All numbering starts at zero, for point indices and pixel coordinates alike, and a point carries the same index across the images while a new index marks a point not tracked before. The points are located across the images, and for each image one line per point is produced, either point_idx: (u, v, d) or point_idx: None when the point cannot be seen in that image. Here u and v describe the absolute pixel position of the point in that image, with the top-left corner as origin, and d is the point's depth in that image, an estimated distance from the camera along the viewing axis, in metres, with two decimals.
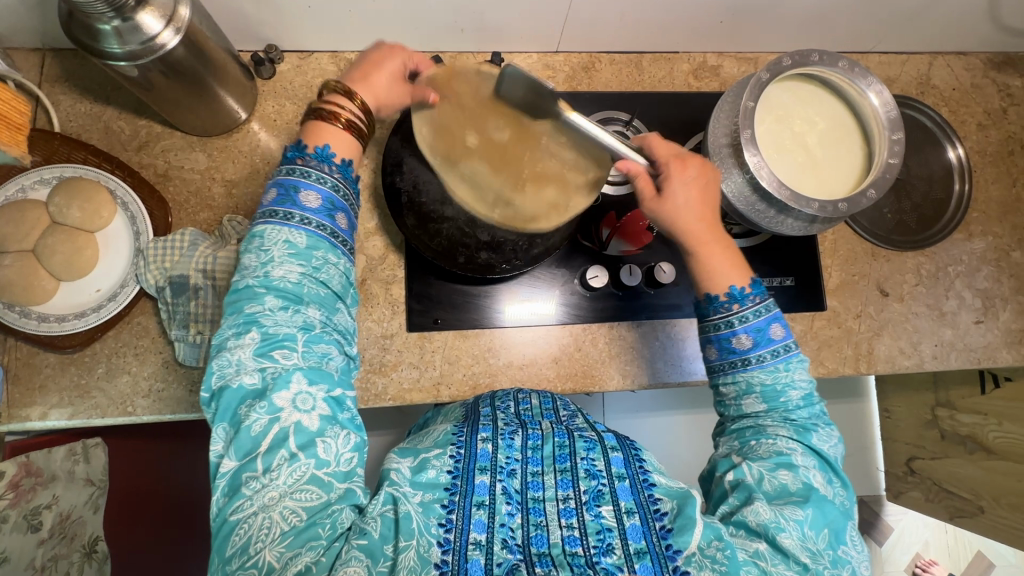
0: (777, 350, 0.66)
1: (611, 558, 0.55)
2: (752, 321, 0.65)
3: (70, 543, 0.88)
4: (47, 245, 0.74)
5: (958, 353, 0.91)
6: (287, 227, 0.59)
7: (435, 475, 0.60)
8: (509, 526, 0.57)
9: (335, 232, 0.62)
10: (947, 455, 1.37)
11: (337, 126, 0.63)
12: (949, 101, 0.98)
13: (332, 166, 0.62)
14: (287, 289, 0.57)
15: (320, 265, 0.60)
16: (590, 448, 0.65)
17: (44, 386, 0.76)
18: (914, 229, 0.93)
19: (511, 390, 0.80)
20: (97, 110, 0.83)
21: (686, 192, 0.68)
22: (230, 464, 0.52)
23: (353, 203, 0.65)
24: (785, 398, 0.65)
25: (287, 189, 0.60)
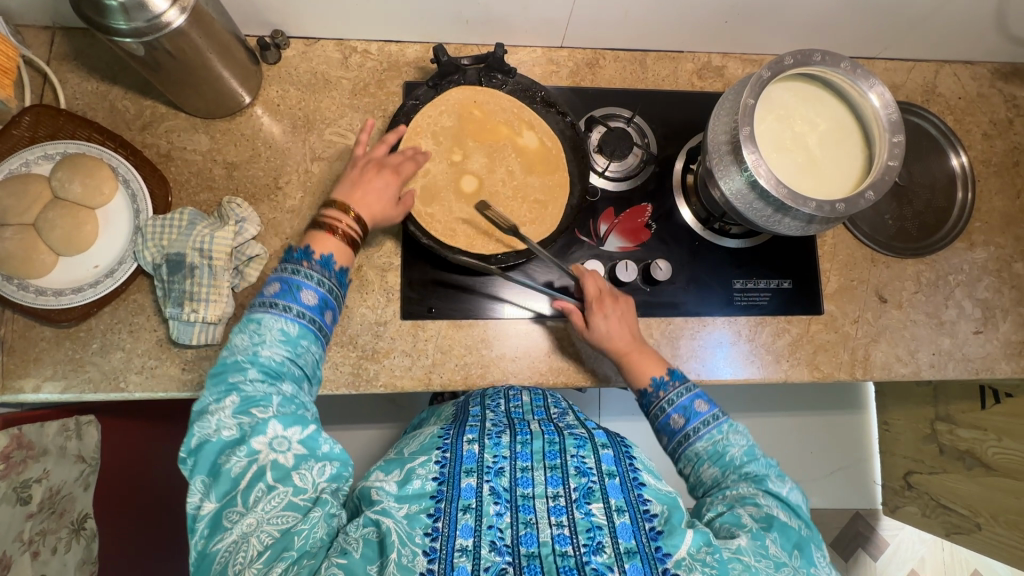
0: (707, 420, 0.72)
1: (601, 557, 0.54)
2: (678, 400, 0.73)
3: (58, 519, 0.89)
4: (47, 219, 0.74)
5: (956, 363, 0.90)
6: (280, 318, 0.64)
7: (421, 484, 0.59)
8: (498, 527, 0.55)
9: (323, 326, 0.67)
10: (945, 470, 1.35)
11: (334, 237, 0.69)
12: (955, 110, 0.97)
13: (331, 271, 0.68)
14: (271, 366, 0.61)
15: (303, 352, 0.64)
16: (579, 446, 0.65)
17: (38, 359, 0.77)
18: (914, 236, 0.92)
19: (500, 389, 0.81)
20: (103, 89, 0.84)
21: (608, 326, 0.77)
22: (210, 505, 0.54)
23: (343, 302, 0.70)
24: (729, 456, 0.69)
25: (289, 286, 0.65)
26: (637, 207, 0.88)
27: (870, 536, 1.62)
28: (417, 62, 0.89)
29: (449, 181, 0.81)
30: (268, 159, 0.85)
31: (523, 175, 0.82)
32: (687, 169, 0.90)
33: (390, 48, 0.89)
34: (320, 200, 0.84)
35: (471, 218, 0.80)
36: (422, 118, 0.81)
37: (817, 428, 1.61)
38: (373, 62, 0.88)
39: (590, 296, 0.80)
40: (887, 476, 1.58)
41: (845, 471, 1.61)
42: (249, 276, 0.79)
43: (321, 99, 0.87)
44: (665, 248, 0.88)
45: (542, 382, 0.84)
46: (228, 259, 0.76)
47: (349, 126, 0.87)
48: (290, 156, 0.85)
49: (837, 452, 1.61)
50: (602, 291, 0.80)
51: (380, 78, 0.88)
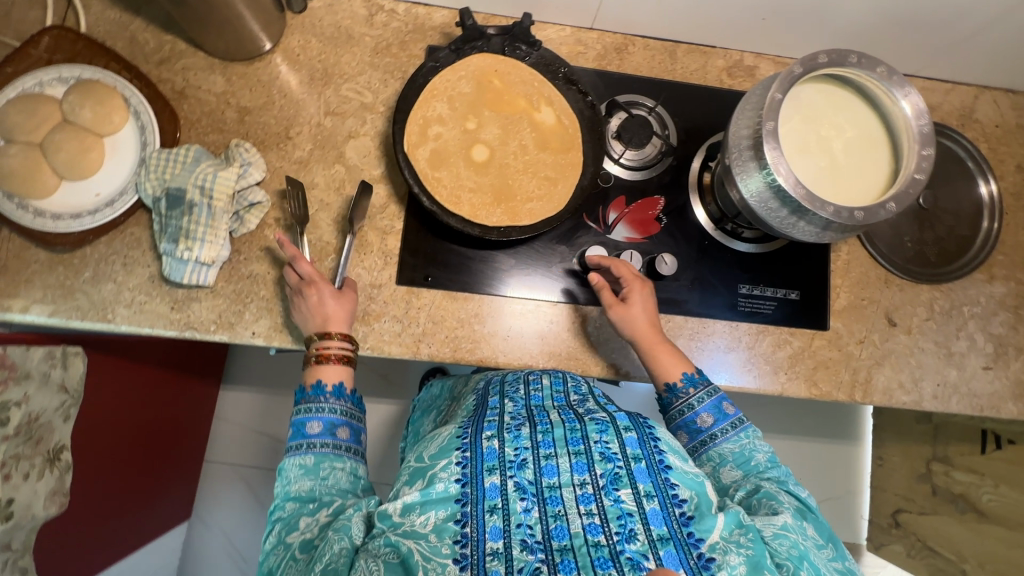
0: (734, 423, 0.72)
1: (634, 545, 0.54)
2: (708, 401, 0.73)
3: (34, 446, 0.88)
4: (54, 140, 0.74)
5: (960, 397, 0.86)
6: (303, 454, 0.68)
7: (445, 488, 0.58)
8: (527, 524, 0.55)
9: (340, 444, 0.70)
10: (936, 512, 1.31)
11: (330, 361, 0.73)
12: (990, 138, 0.94)
13: (328, 394, 0.72)
14: (303, 496, 0.65)
15: (326, 474, 0.67)
16: (602, 431, 0.63)
17: (30, 281, 0.76)
18: (933, 262, 0.89)
19: (519, 372, 0.79)
20: (125, 19, 0.83)
21: (642, 304, 0.77)
22: None
23: (356, 415, 0.73)
24: (754, 461, 0.70)
25: (297, 425, 0.70)
26: (651, 198, 0.86)
27: None
28: (442, 28, 0.87)
29: (459, 148, 0.79)
30: (282, 109, 0.83)
31: (535, 152, 0.80)
32: (705, 168, 0.88)
33: (417, 11, 0.87)
34: (329, 154, 0.83)
35: (477, 187, 0.78)
36: (440, 81, 0.79)
37: (808, 455, 1.58)
38: (398, 23, 0.87)
39: (624, 276, 0.79)
40: (875, 512, 1.54)
41: (832, 502, 1.58)
42: (248, 223, 0.78)
43: (342, 54, 0.86)
44: (673, 243, 0.86)
45: (532, 364, 0.82)
46: (228, 201, 0.76)
47: (367, 84, 0.85)
48: (303, 108, 0.84)
49: (826, 481, 1.58)
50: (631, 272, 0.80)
51: (403, 39, 0.86)
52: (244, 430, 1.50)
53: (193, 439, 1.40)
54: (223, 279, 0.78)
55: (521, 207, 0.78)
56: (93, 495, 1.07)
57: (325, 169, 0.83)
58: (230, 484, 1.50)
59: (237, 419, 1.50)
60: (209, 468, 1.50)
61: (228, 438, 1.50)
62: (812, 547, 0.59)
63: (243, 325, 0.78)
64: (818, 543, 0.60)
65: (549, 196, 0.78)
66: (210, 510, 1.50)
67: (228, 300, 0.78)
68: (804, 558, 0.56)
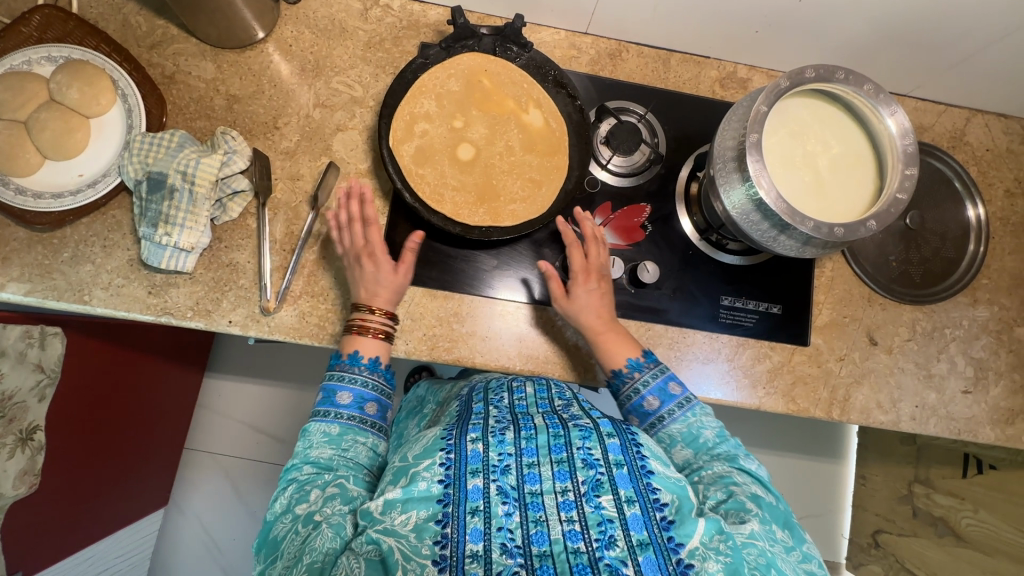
0: (681, 403, 0.73)
1: (613, 552, 0.54)
2: (653, 382, 0.74)
3: (7, 425, 0.88)
4: (39, 119, 0.74)
5: (939, 420, 0.86)
6: (329, 422, 0.70)
7: (427, 487, 0.57)
8: (507, 529, 0.55)
9: (365, 419, 0.72)
10: (916, 534, 1.30)
11: (365, 335, 0.74)
12: (980, 162, 0.94)
13: (362, 366, 0.73)
14: (324, 461, 0.67)
15: (348, 445, 0.69)
16: (585, 437, 0.62)
17: (7, 259, 0.76)
18: (917, 282, 0.89)
19: (503, 379, 0.79)
20: (119, 2, 0.83)
21: (587, 298, 0.77)
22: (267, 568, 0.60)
23: (386, 391, 0.75)
24: (702, 438, 0.70)
25: (328, 392, 0.72)
26: (637, 204, 0.86)
27: None
28: (437, 25, 0.87)
29: (446, 146, 0.79)
30: (271, 99, 0.83)
31: (522, 153, 0.80)
32: (692, 177, 0.87)
33: (413, 7, 0.87)
34: (315, 146, 0.83)
35: (460, 185, 0.78)
36: (429, 78, 0.79)
37: (790, 471, 1.58)
38: (393, 19, 0.87)
39: (577, 266, 0.79)
40: (855, 531, 1.54)
41: (814, 519, 1.57)
42: (230, 210, 0.78)
43: (334, 47, 0.85)
44: (657, 252, 0.86)
45: (509, 366, 0.81)
46: (211, 187, 0.75)
47: (358, 78, 0.85)
48: (293, 98, 0.84)
49: (807, 498, 1.58)
50: (589, 264, 0.79)
51: (397, 35, 0.86)
52: (226, 420, 1.50)
53: (168, 429, 1.37)
54: (202, 266, 0.78)
55: (505, 208, 0.77)
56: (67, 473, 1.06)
57: (311, 161, 0.82)
58: (209, 473, 1.49)
59: (220, 408, 1.50)
60: (190, 456, 1.49)
61: (210, 427, 1.49)
62: (780, 552, 0.57)
63: (220, 313, 0.77)
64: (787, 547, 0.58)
65: (532, 198, 0.78)
66: (188, 498, 1.49)
67: (206, 288, 0.78)
68: (772, 566, 0.54)
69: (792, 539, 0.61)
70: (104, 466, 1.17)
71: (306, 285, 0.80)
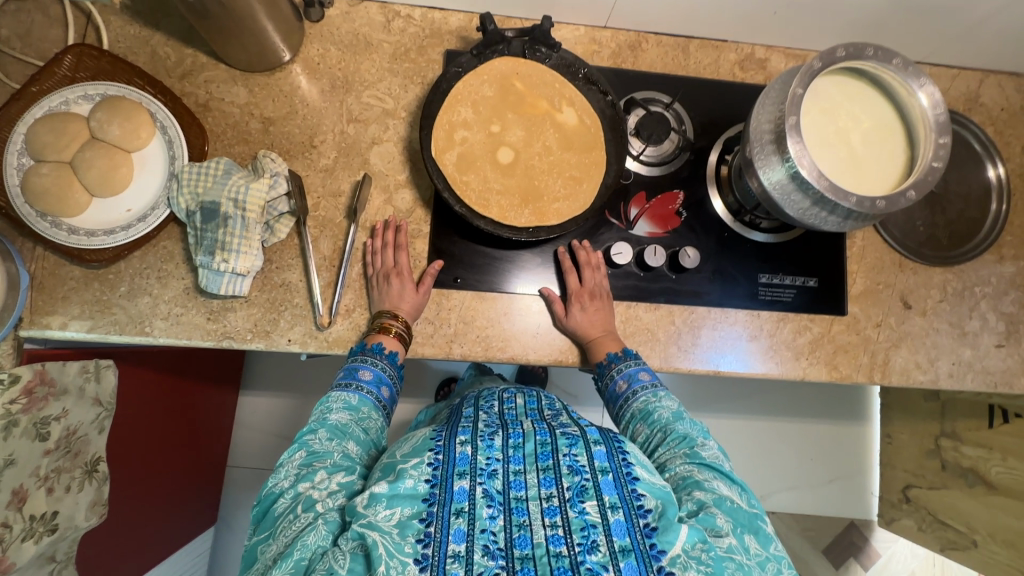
0: (646, 386, 0.78)
1: (595, 556, 0.54)
2: (627, 369, 0.79)
3: (73, 459, 0.89)
4: (84, 158, 0.74)
5: (975, 374, 0.89)
6: (349, 392, 0.74)
7: (414, 485, 0.58)
8: (490, 531, 0.56)
9: (379, 399, 0.76)
10: (947, 486, 1.33)
11: (389, 334, 0.78)
12: (997, 122, 0.96)
13: (382, 355, 0.77)
14: (340, 425, 0.70)
15: (364, 417, 0.73)
16: (572, 444, 0.64)
17: (66, 297, 0.78)
18: (945, 244, 0.91)
19: (493, 392, 0.83)
20: (145, 34, 0.84)
21: (584, 317, 0.81)
22: (259, 544, 0.61)
23: (398, 378, 0.79)
24: (657, 415, 0.75)
25: (352, 370, 0.76)
26: (670, 192, 0.88)
27: (863, 547, 1.61)
28: (459, 31, 0.88)
29: (485, 152, 0.81)
30: (306, 118, 0.85)
31: (560, 152, 0.82)
32: (721, 161, 0.90)
33: (433, 15, 0.88)
34: (353, 162, 0.84)
35: (504, 188, 0.79)
36: (463, 86, 0.81)
37: (818, 436, 1.62)
38: (416, 28, 0.88)
39: (572, 290, 0.82)
40: (885, 488, 1.58)
41: (841, 481, 1.62)
42: (279, 232, 0.80)
43: (361, 61, 0.86)
44: (693, 236, 0.88)
45: (561, 360, 0.84)
46: (260, 212, 0.77)
47: (388, 90, 0.86)
48: (326, 116, 0.85)
49: (835, 461, 1.62)
50: (584, 287, 0.82)
51: (421, 44, 0.87)
52: (263, 435, 1.52)
53: (216, 445, 1.41)
54: (256, 288, 0.80)
55: (550, 207, 0.79)
56: (139, 496, 1.12)
57: (351, 176, 0.84)
58: (252, 488, 1.52)
59: (257, 424, 1.52)
60: (232, 473, 1.51)
61: (248, 443, 1.52)
62: (755, 566, 0.57)
63: (278, 332, 0.79)
64: (761, 562, 0.59)
65: (574, 195, 0.80)
66: (235, 514, 1.52)
67: (262, 309, 0.80)
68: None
69: (761, 547, 0.61)
70: (162, 481, 1.19)
71: (358, 298, 0.82)
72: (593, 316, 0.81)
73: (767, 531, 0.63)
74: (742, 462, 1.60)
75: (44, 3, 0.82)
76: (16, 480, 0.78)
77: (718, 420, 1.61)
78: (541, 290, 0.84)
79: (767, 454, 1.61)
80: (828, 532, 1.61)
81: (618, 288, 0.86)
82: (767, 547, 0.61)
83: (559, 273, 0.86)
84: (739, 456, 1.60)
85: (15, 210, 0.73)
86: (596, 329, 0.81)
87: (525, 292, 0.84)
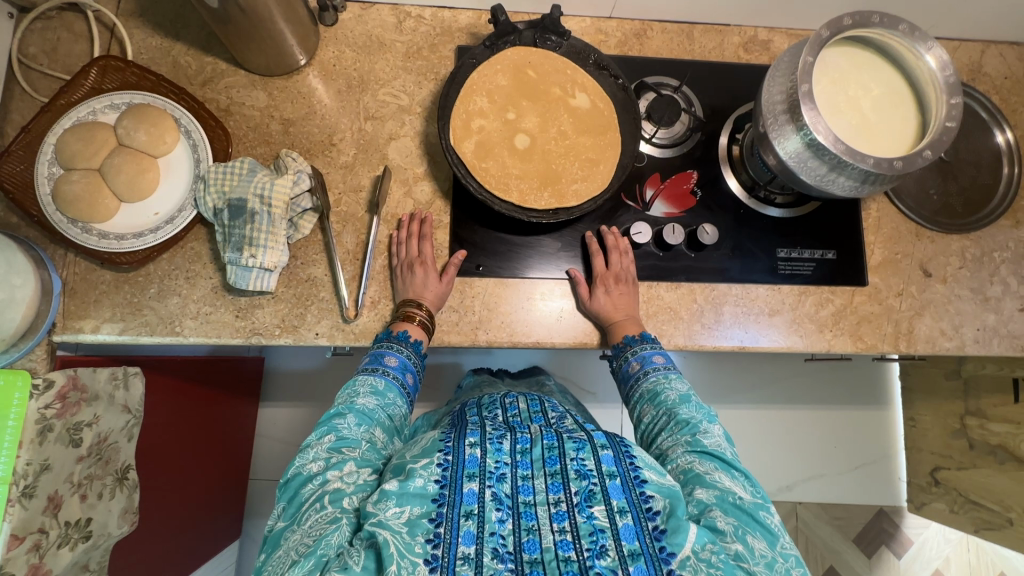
0: (656, 368, 0.79)
1: (604, 561, 0.53)
2: (641, 351, 0.80)
3: (104, 466, 0.89)
4: (113, 164, 0.76)
5: (1001, 339, 0.88)
6: (376, 376, 0.75)
7: (423, 484, 0.58)
8: (500, 534, 0.55)
9: (404, 384, 0.78)
10: (977, 465, 1.30)
11: (415, 321, 0.78)
12: (1001, 90, 0.97)
13: (407, 343, 0.78)
14: (366, 410, 0.71)
15: (391, 403, 0.74)
16: (579, 448, 0.63)
17: (98, 301, 0.79)
18: (960, 212, 0.92)
19: (495, 399, 0.83)
20: (167, 44, 0.87)
21: (608, 300, 0.82)
22: (281, 524, 0.61)
23: (421, 366, 0.80)
24: (664, 397, 0.75)
25: (378, 356, 0.77)
26: (684, 171, 0.90)
27: (894, 534, 1.58)
28: (469, 28, 0.91)
29: (501, 139, 0.82)
30: (324, 118, 0.87)
31: (574, 136, 0.83)
32: (732, 140, 0.91)
33: (443, 14, 0.91)
34: (372, 157, 0.86)
35: (522, 173, 0.81)
36: (477, 76, 0.83)
37: (840, 422, 1.60)
38: (427, 27, 0.90)
39: (597, 273, 0.83)
40: (913, 472, 1.56)
41: (868, 468, 1.60)
42: (303, 228, 0.81)
43: (376, 61, 0.89)
44: (710, 215, 0.89)
45: (587, 343, 0.85)
46: (285, 208, 0.78)
47: (402, 87, 0.88)
48: (343, 115, 0.87)
49: (860, 447, 1.60)
50: (610, 270, 0.83)
51: (433, 42, 0.90)
52: (285, 446, 1.52)
53: (240, 455, 1.42)
54: (283, 284, 0.81)
55: (568, 189, 0.81)
56: (165, 507, 1.11)
57: (370, 172, 0.86)
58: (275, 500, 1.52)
59: (278, 435, 1.51)
60: (255, 486, 1.51)
61: (270, 454, 1.51)
62: (763, 571, 0.56)
63: (306, 327, 0.80)
64: (769, 563, 0.57)
65: (591, 176, 0.81)
66: (261, 527, 1.51)
67: (290, 304, 0.81)
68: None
69: (767, 546, 0.59)
70: (186, 505, 1.19)
71: (383, 290, 0.83)
72: (617, 301, 0.82)
73: (773, 525, 0.61)
74: (765, 452, 1.59)
75: (69, 20, 0.85)
76: (51, 486, 0.78)
77: (740, 411, 1.60)
78: (569, 273, 0.85)
79: (789, 443, 1.60)
80: (857, 521, 1.59)
81: (639, 268, 0.87)
82: (774, 546, 0.59)
83: (584, 257, 0.87)
84: (763, 446, 1.59)
85: (47, 218, 0.75)
86: (621, 312, 0.82)
87: (549, 277, 0.85)
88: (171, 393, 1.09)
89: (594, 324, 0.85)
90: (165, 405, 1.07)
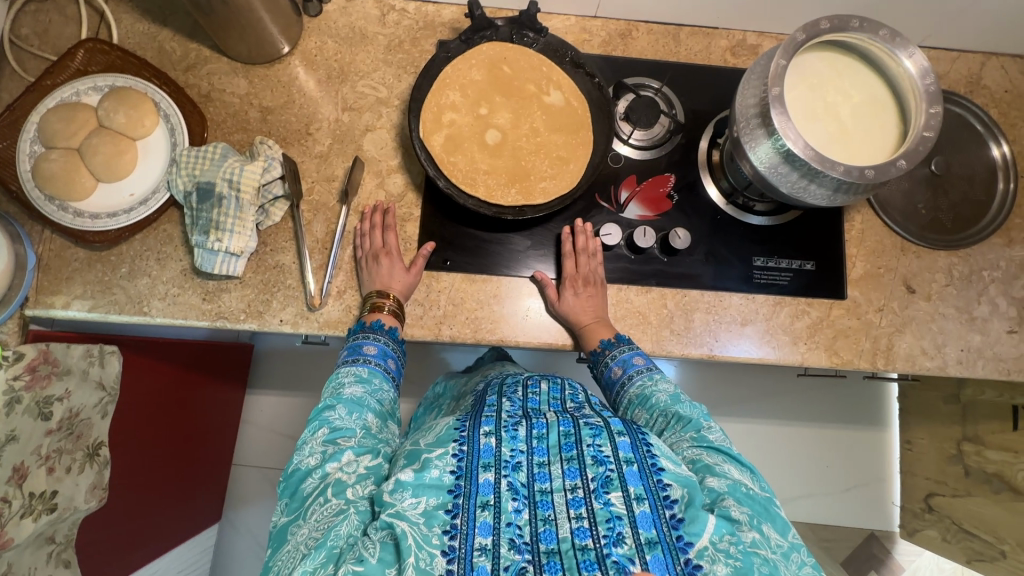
0: (641, 371, 0.78)
1: (621, 548, 0.52)
2: (620, 355, 0.79)
3: (75, 441, 0.91)
4: (91, 145, 0.77)
5: (986, 361, 0.85)
6: (358, 365, 0.75)
7: (439, 476, 0.56)
8: (517, 525, 0.54)
9: (388, 368, 0.78)
10: (971, 493, 1.25)
11: (382, 312, 0.79)
12: (1001, 103, 0.93)
13: (383, 330, 0.78)
14: (355, 398, 0.71)
15: (378, 389, 0.74)
16: (595, 434, 0.61)
17: (70, 278, 0.81)
18: (949, 228, 0.89)
19: (521, 378, 0.80)
20: (153, 30, 0.88)
21: (576, 302, 0.81)
22: (284, 519, 0.61)
23: (401, 352, 0.81)
24: (655, 399, 0.74)
25: (357, 345, 0.77)
26: (660, 174, 0.88)
27: (885, 561, 1.53)
28: (452, 23, 0.91)
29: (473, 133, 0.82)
30: (302, 107, 0.87)
31: (547, 133, 0.83)
32: (712, 145, 0.90)
33: (427, 8, 0.91)
34: (347, 148, 0.86)
35: (492, 168, 0.80)
36: (453, 70, 0.83)
37: (835, 442, 1.56)
38: (410, 21, 0.91)
39: (567, 274, 0.82)
40: (906, 498, 1.51)
41: (862, 490, 1.55)
42: (273, 215, 0.82)
43: (357, 53, 0.89)
44: (685, 219, 0.88)
45: (551, 343, 0.84)
46: (254, 194, 0.79)
47: (382, 80, 0.89)
48: (322, 105, 0.88)
49: (855, 469, 1.56)
50: (578, 272, 0.82)
51: (415, 36, 0.90)
52: (271, 434, 1.53)
53: (224, 438, 1.44)
54: (250, 270, 0.82)
55: (536, 187, 0.80)
56: (137, 487, 1.13)
57: (344, 162, 0.86)
58: (258, 487, 1.53)
59: (264, 423, 1.53)
60: (239, 472, 1.52)
61: (256, 442, 1.52)
62: (780, 559, 0.55)
63: (271, 313, 0.81)
64: (784, 552, 0.56)
65: (561, 175, 0.81)
66: (241, 512, 1.52)
67: (256, 290, 0.81)
68: None
69: (780, 535, 0.58)
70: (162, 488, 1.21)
71: (349, 280, 0.83)
72: (585, 303, 0.81)
73: (784, 517, 0.60)
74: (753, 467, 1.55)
75: (62, 4, 0.87)
76: (17, 457, 0.80)
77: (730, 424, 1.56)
78: (535, 275, 0.84)
79: (779, 460, 1.56)
80: (846, 544, 1.55)
81: (610, 271, 0.86)
82: (786, 535, 0.58)
83: (554, 258, 0.86)
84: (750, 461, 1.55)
85: (25, 194, 0.76)
86: (588, 315, 0.80)
87: (518, 276, 0.85)
88: (149, 372, 1.10)
89: (563, 326, 0.84)
90: (142, 382, 1.08)
